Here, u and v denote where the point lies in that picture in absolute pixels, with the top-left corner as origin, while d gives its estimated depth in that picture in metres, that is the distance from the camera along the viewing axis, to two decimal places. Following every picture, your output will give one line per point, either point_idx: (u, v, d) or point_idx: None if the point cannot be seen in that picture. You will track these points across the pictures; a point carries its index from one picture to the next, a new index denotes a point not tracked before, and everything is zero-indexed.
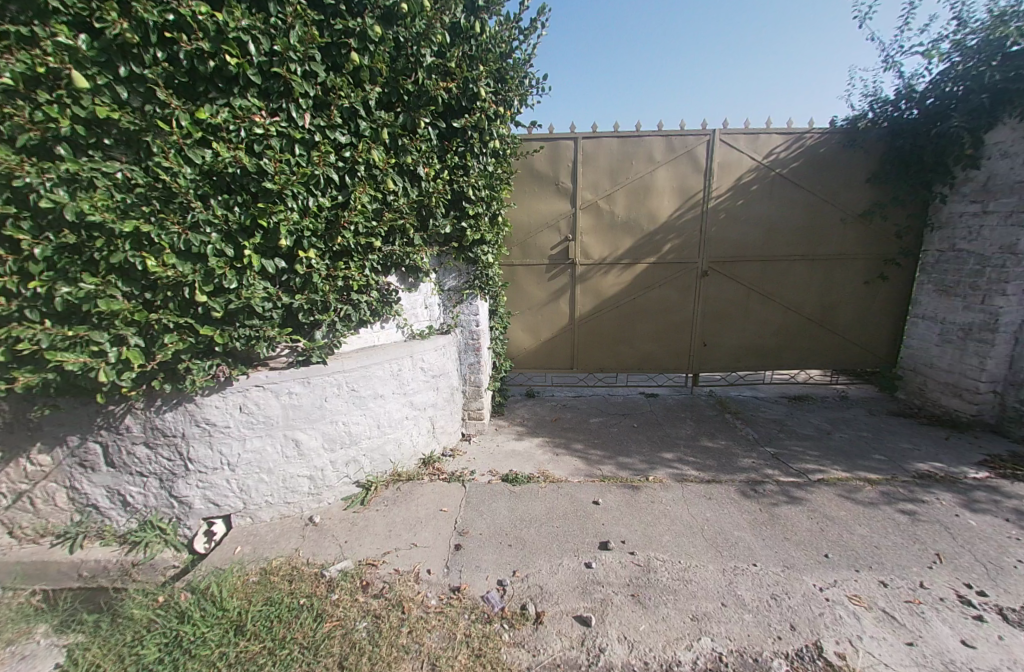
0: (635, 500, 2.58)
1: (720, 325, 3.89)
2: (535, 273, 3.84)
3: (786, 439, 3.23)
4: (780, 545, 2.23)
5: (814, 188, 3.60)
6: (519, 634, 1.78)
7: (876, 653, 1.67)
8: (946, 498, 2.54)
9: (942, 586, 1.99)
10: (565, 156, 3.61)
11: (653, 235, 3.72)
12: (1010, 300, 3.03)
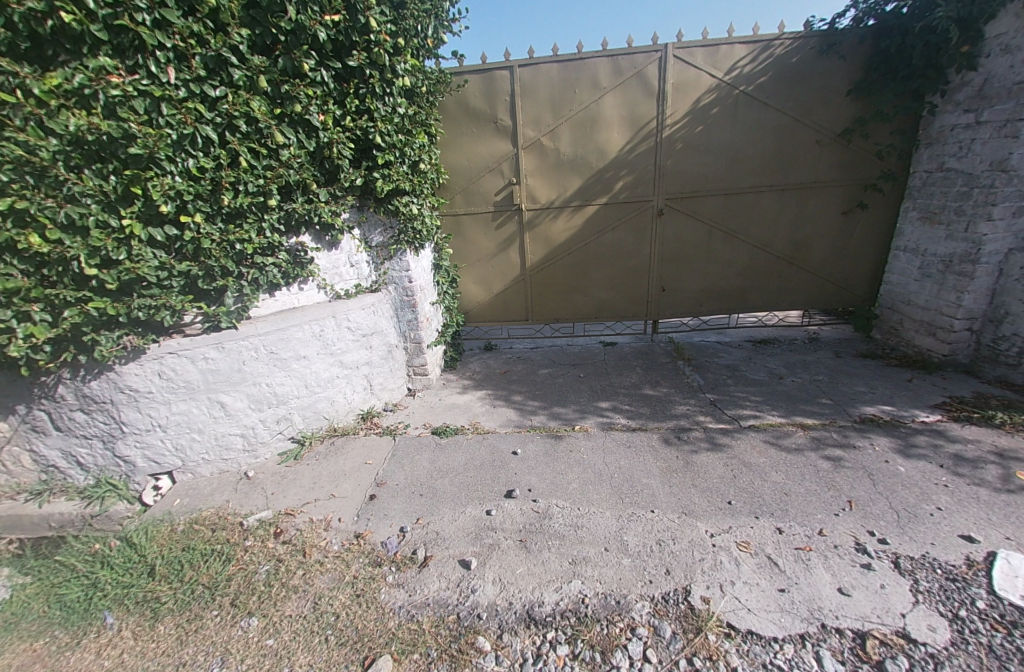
0: (554, 450, 2.59)
1: (680, 269, 3.63)
2: (480, 222, 3.61)
3: (732, 385, 3.09)
4: (683, 492, 2.22)
5: (787, 107, 3.17)
6: (403, 576, 1.90)
7: (740, 598, 1.69)
8: (881, 442, 2.42)
9: (843, 533, 1.94)
10: (502, 88, 3.23)
11: (602, 173, 3.40)
12: (995, 226, 2.73)
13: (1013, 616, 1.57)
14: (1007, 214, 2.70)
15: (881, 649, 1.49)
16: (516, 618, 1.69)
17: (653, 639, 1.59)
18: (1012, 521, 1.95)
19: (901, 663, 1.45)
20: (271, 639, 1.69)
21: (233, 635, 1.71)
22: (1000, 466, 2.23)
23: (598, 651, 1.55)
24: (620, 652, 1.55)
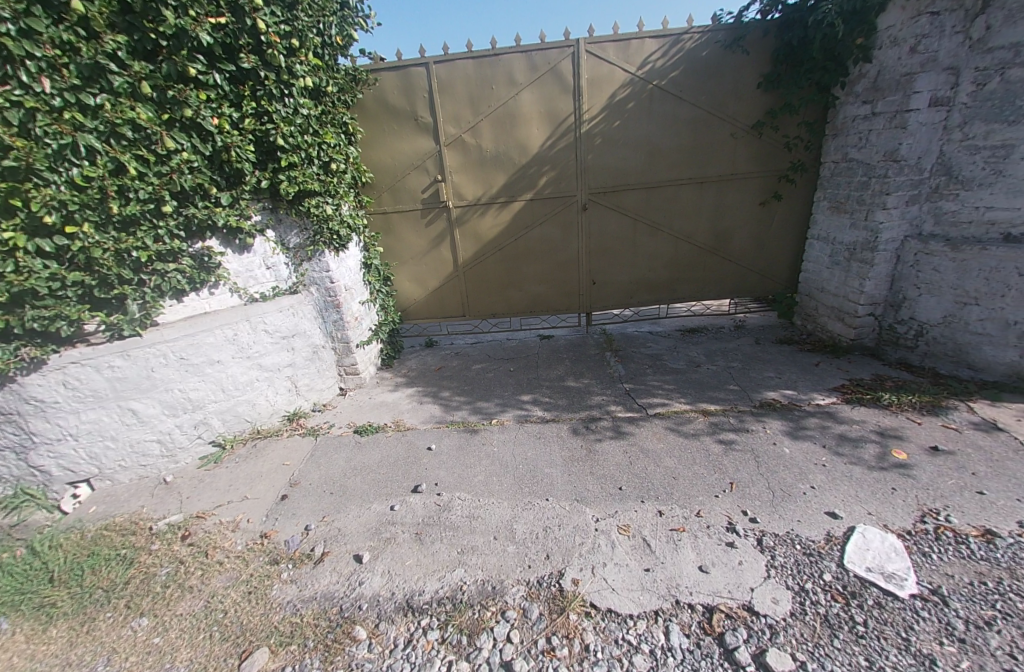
0: (468, 444, 2.67)
1: (608, 261, 3.77)
2: (409, 220, 3.63)
3: (651, 375, 3.23)
4: (580, 479, 2.33)
5: (699, 100, 3.27)
6: (297, 573, 1.97)
7: (608, 579, 1.79)
8: (773, 425, 2.57)
9: (718, 514, 2.06)
10: (420, 85, 3.26)
11: (526, 169, 3.47)
12: (890, 214, 2.87)
13: (854, 587, 1.69)
14: (901, 202, 2.83)
15: (725, 622, 1.60)
16: (395, 607, 1.77)
17: (520, 621, 1.68)
18: (876, 497, 2.08)
19: (739, 634, 1.55)
20: (158, 637, 1.73)
21: (121, 635, 1.74)
22: (878, 444, 2.37)
23: (464, 634, 1.64)
24: (484, 634, 1.64)
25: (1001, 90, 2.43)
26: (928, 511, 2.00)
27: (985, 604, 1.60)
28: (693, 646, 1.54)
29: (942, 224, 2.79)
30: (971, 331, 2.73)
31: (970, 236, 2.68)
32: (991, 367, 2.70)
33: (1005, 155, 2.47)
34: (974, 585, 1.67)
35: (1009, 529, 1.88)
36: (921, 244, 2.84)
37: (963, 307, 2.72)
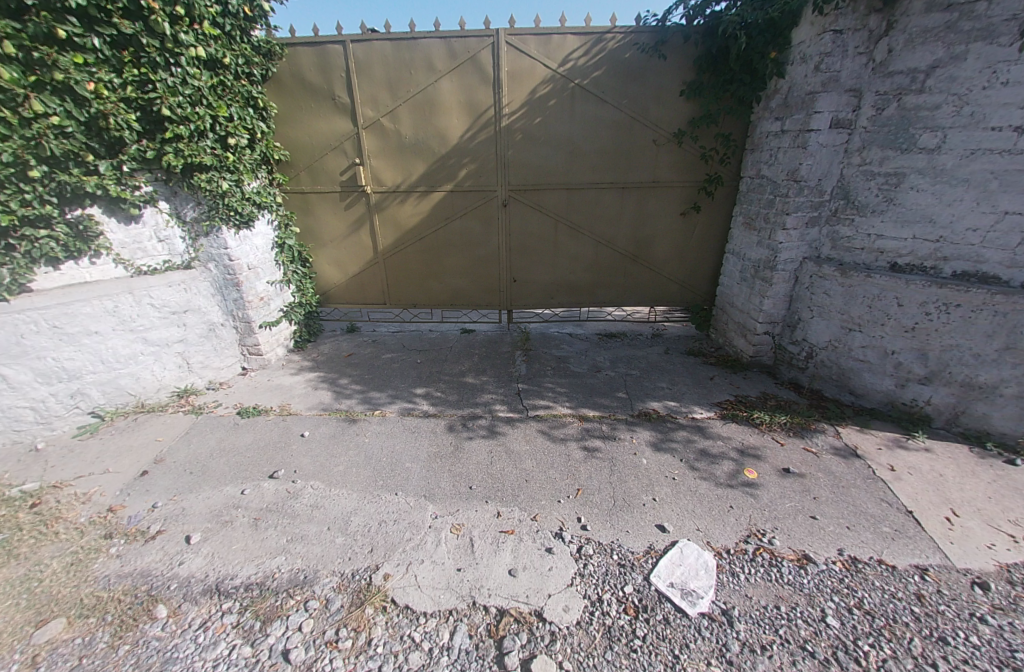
0: (342, 433, 2.68)
1: (529, 260, 3.73)
2: (328, 201, 3.58)
3: (548, 377, 3.24)
4: (435, 476, 2.34)
5: (622, 104, 3.21)
6: (125, 549, 1.98)
7: (417, 576, 1.82)
8: (641, 435, 2.60)
9: (552, 519, 2.08)
10: (336, 64, 3.18)
11: (445, 160, 3.39)
12: (789, 235, 2.87)
13: (649, 601, 1.71)
14: (800, 224, 2.83)
15: (508, 626, 1.63)
16: (202, 589, 1.79)
17: (318, 611, 1.71)
18: (712, 514, 2.10)
19: (517, 639, 1.58)
20: None
21: None
22: (734, 462, 2.39)
23: (258, 620, 1.67)
24: (278, 621, 1.67)
25: (897, 116, 2.40)
26: (756, 532, 2.02)
27: (768, 628, 1.62)
28: (471, 647, 1.57)
29: (838, 249, 2.78)
30: (853, 357, 2.77)
31: (861, 263, 2.69)
32: (869, 394, 2.76)
33: (896, 184, 2.47)
34: (767, 609, 1.69)
35: (825, 555, 1.92)
36: (816, 266, 2.84)
37: (848, 333, 2.75)
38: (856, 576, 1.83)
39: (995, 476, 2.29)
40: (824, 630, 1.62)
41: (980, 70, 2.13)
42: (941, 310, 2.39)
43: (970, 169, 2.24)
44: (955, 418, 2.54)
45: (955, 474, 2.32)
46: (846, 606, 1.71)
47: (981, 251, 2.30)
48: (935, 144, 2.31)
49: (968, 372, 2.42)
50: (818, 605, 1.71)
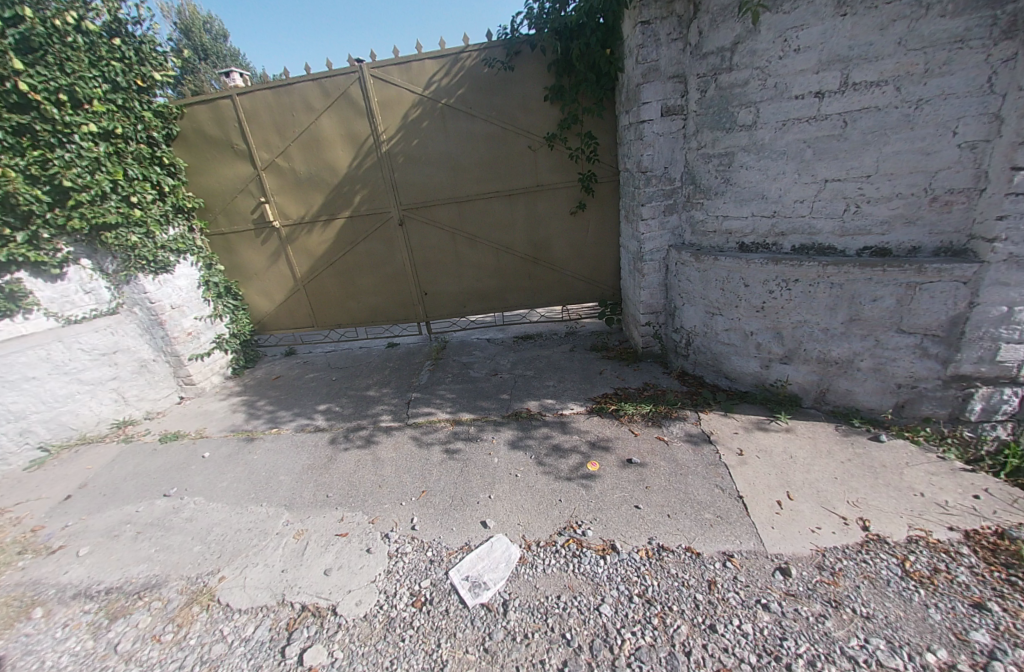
0: (239, 451, 2.94)
1: (434, 272, 3.88)
2: (246, 239, 3.91)
3: (444, 384, 3.35)
4: (301, 486, 2.54)
5: (491, 117, 3.32)
6: (30, 563, 2.25)
7: (247, 577, 2.02)
8: (502, 435, 2.69)
9: (388, 521, 2.21)
10: (230, 116, 3.52)
11: (339, 189, 3.63)
12: (649, 225, 2.87)
13: (438, 594, 1.81)
14: (657, 213, 2.83)
15: (303, 619, 1.79)
16: (73, 593, 2.06)
17: (158, 610, 1.94)
18: (538, 508, 2.16)
19: (305, 631, 1.74)
20: None
21: None
22: (581, 455, 2.44)
23: (107, 618, 1.92)
24: (121, 619, 1.91)
25: (717, 96, 2.37)
26: (572, 524, 2.06)
27: (538, 617, 1.68)
28: (266, 638, 1.74)
29: (696, 233, 2.73)
30: (720, 341, 2.72)
31: (715, 246, 2.64)
32: (741, 378, 2.70)
33: (728, 164, 2.42)
34: (547, 599, 1.74)
35: (631, 544, 1.92)
36: (677, 254, 2.82)
37: (711, 318, 2.71)
38: (654, 564, 1.83)
39: (850, 454, 2.20)
40: (593, 619, 1.65)
41: (773, 41, 2.09)
42: (782, 287, 2.35)
43: (785, 141, 2.18)
44: (822, 395, 2.46)
45: (807, 454, 2.23)
46: (628, 594, 1.72)
47: (813, 223, 2.23)
48: (751, 120, 2.27)
49: (822, 348, 2.35)
50: (600, 594, 1.73)
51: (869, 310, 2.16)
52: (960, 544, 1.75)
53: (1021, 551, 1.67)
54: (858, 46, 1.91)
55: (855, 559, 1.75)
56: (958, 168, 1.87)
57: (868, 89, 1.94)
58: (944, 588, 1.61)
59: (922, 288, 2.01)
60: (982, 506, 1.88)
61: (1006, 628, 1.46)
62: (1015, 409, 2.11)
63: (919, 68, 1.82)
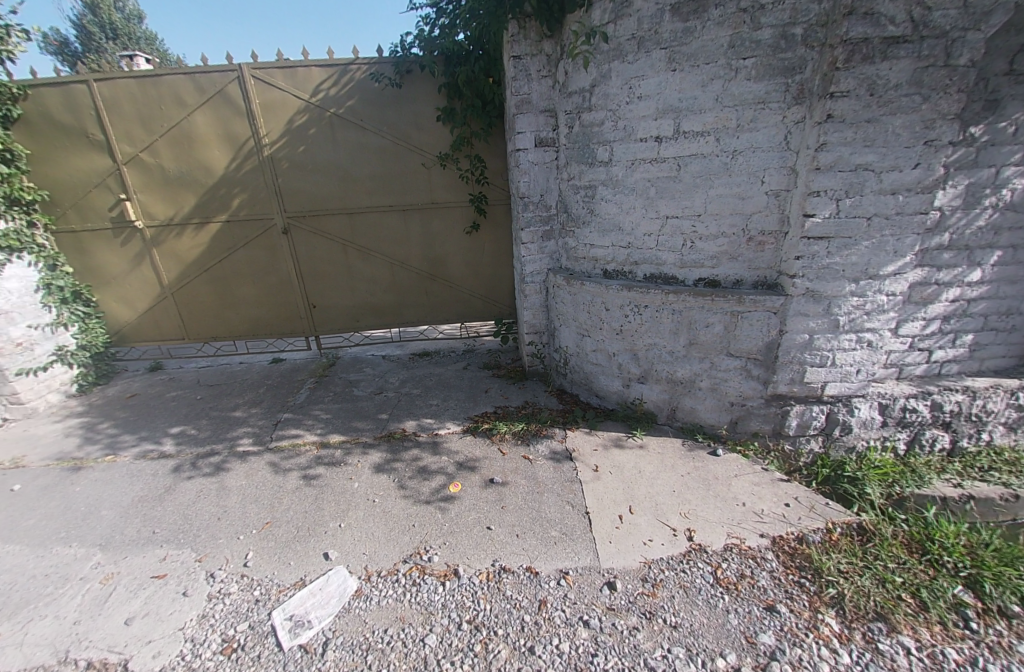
0: (56, 484, 2.50)
1: (324, 284, 3.70)
2: (102, 239, 3.47)
3: (322, 403, 3.17)
4: (124, 523, 2.22)
5: (382, 131, 3.29)
6: None
7: (26, 633, 1.67)
8: (370, 458, 2.58)
9: (219, 558, 1.99)
10: (84, 102, 3.15)
11: (215, 191, 3.37)
12: (530, 248, 2.96)
13: (252, 638, 1.64)
14: (536, 237, 2.94)
15: None
16: None
17: None
18: (388, 535, 2.07)
19: None
20: None
21: None
22: (445, 477, 2.41)
23: None
24: None
25: (581, 132, 2.54)
26: (420, 550, 1.99)
27: (358, 654, 1.57)
28: None
29: (570, 258, 2.88)
30: (590, 361, 2.87)
31: (585, 271, 2.79)
32: (607, 396, 2.86)
33: (592, 196, 2.59)
34: (374, 633, 1.64)
35: (474, 568, 1.89)
36: (554, 277, 2.94)
37: (582, 338, 2.86)
38: (491, 587, 1.80)
39: (689, 467, 2.38)
40: (416, 651, 1.57)
41: (621, 87, 2.28)
42: (635, 311, 2.53)
43: (634, 179, 2.37)
44: (673, 413, 2.66)
45: (653, 468, 2.39)
46: (458, 621, 1.67)
47: (659, 254, 2.43)
48: (608, 157, 2.44)
49: (669, 368, 2.56)
50: (429, 623, 1.66)
51: (704, 335, 2.39)
52: (767, 549, 1.91)
53: (812, 554, 1.85)
54: (686, 99, 2.12)
55: (676, 569, 1.85)
56: (766, 213, 2.11)
57: (695, 137, 2.15)
58: (745, 593, 1.73)
59: (743, 316, 2.26)
60: (789, 513, 2.08)
61: (789, 629, 1.58)
62: (823, 424, 2.40)
63: (733, 123, 2.05)
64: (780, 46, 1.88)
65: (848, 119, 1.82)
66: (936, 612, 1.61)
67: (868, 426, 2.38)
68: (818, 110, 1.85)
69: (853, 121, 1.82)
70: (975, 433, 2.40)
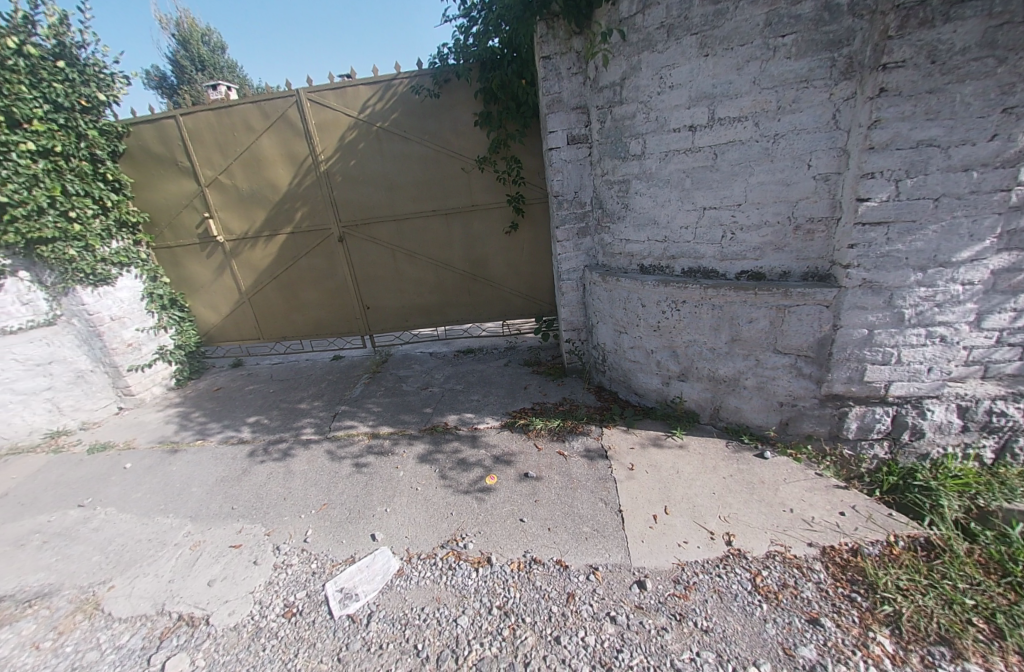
0: (160, 463, 2.96)
1: (375, 287, 3.97)
2: (192, 253, 4.00)
3: (373, 398, 3.42)
4: (210, 498, 2.58)
5: (423, 139, 3.46)
6: None
7: (137, 586, 2.03)
8: (413, 449, 2.75)
9: (284, 533, 2.25)
10: (173, 135, 3.64)
11: (280, 205, 3.74)
12: (565, 246, 2.97)
13: (309, 605, 1.85)
14: (571, 235, 2.94)
15: (176, 629, 1.81)
16: None
17: (45, 617, 1.92)
18: (428, 521, 2.21)
19: (174, 640, 1.76)
20: None
21: None
22: (482, 469, 2.51)
23: None
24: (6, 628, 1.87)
25: (613, 127, 2.50)
26: (456, 537, 2.11)
27: (397, 628, 1.71)
28: (139, 646, 1.76)
29: (606, 255, 2.84)
30: (628, 358, 2.82)
31: (621, 267, 2.75)
32: (646, 394, 2.80)
33: (626, 190, 2.55)
34: (413, 610, 1.77)
35: (506, 557, 1.97)
36: (590, 274, 2.93)
37: (619, 335, 2.82)
38: (522, 576, 1.87)
39: (733, 469, 2.28)
40: (449, 630, 1.67)
41: (652, 78, 2.23)
42: (672, 307, 2.46)
43: (669, 170, 2.30)
44: (716, 412, 2.55)
45: (693, 469, 2.32)
46: (488, 606, 1.75)
47: (698, 247, 2.34)
48: (641, 150, 2.39)
49: (710, 366, 2.46)
50: (462, 606, 1.77)
51: (747, 331, 2.27)
52: (815, 559, 1.79)
53: (866, 568, 1.71)
54: (720, 84, 2.03)
55: (711, 573, 1.79)
56: (815, 199, 1.97)
57: (732, 123, 2.05)
58: (786, 603, 1.64)
59: (790, 311, 2.12)
60: (844, 523, 1.93)
61: (834, 644, 1.48)
62: (888, 428, 2.18)
63: (772, 106, 1.94)
64: (823, 18, 1.76)
65: (904, 92, 1.65)
66: (1016, 641, 1.42)
67: (943, 430, 2.13)
68: (869, 84, 1.70)
69: (911, 93, 1.65)
70: None
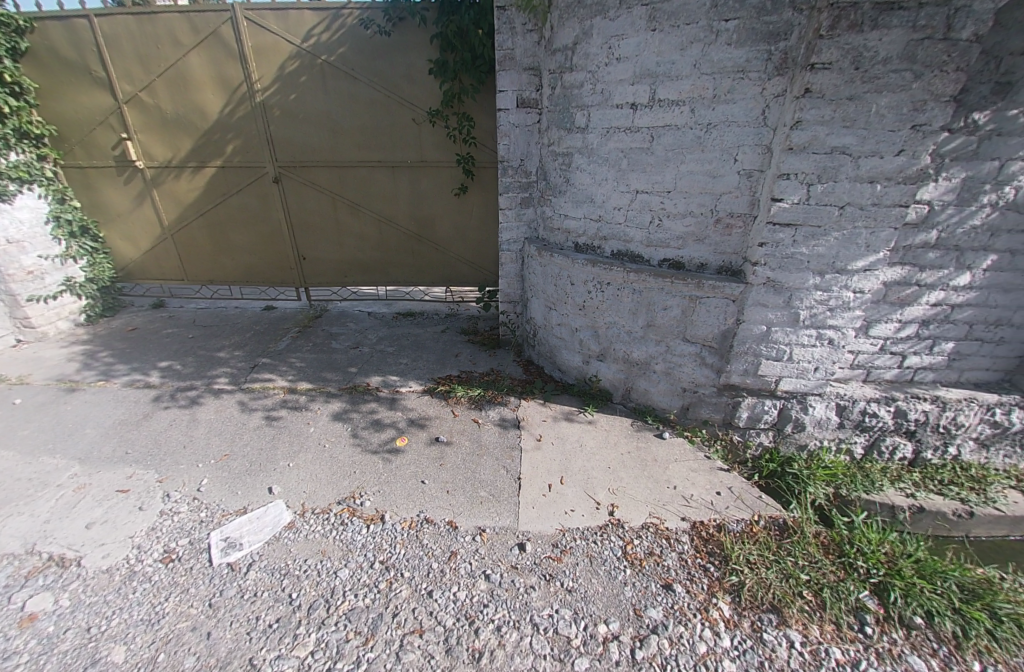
0: (54, 401, 2.77)
1: (313, 237, 3.77)
2: (107, 176, 3.62)
3: (299, 352, 3.31)
4: (104, 441, 2.45)
5: (372, 81, 3.21)
6: None
7: (4, 525, 1.93)
8: (330, 406, 2.71)
9: (178, 481, 2.19)
10: (86, 38, 3.20)
11: (209, 135, 3.42)
12: (506, 214, 2.90)
13: (190, 552, 1.83)
14: (514, 203, 2.87)
15: (43, 569, 1.75)
16: None
17: None
18: (330, 478, 2.21)
19: (40, 580, 1.71)
20: None
21: None
22: (395, 431, 2.52)
23: None
24: None
25: (561, 94, 2.41)
26: (355, 494, 2.12)
27: (276, 577, 1.73)
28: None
29: (545, 228, 2.81)
30: (555, 334, 2.86)
31: (557, 243, 2.73)
32: (568, 370, 2.87)
33: (568, 164, 2.49)
34: (296, 561, 1.79)
35: (400, 516, 2.01)
36: (528, 246, 2.90)
37: (549, 311, 2.84)
38: (411, 534, 1.91)
39: (632, 447, 2.40)
40: (328, 582, 1.71)
41: (601, 46, 2.14)
42: (598, 287, 2.49)
43: (607, 147, 2.26)
44: (628, 393, 2.65)
45: (596, 444, 2.42)
46: (371, 561, 1.79)
47: (627, 230, 2.34)
48: (584, 123, 2.33)
49: (626, 349, 2.53)
50: (346, 559, 1.80)
51: (661, 317, 2.34)
52: (683, 532, 1.94)
53: (725, 543, 1.87)
54: (663, 63, 1.98)
55: (588, 539, 1.91)
56: (736, 194, 1.99)
57: (670, 106, 2.02)
58: (648, 569, 1.77)
59: (701, 302, 2.19)
60: (718, 501, 2.09)
61: (679, 607, 1.62)
62: (775, 419, 2.34)
63: (708, 93, 1.92)
64: (765, 7, 1.72)
65: (827, 95, 1.66)
66: (832, 612, 1.60)
67: (822, 425, 2.30)
68: (797, 84, 1.69)
69: (833, 98, 1.66)
70: (941, 446, 2.27)
